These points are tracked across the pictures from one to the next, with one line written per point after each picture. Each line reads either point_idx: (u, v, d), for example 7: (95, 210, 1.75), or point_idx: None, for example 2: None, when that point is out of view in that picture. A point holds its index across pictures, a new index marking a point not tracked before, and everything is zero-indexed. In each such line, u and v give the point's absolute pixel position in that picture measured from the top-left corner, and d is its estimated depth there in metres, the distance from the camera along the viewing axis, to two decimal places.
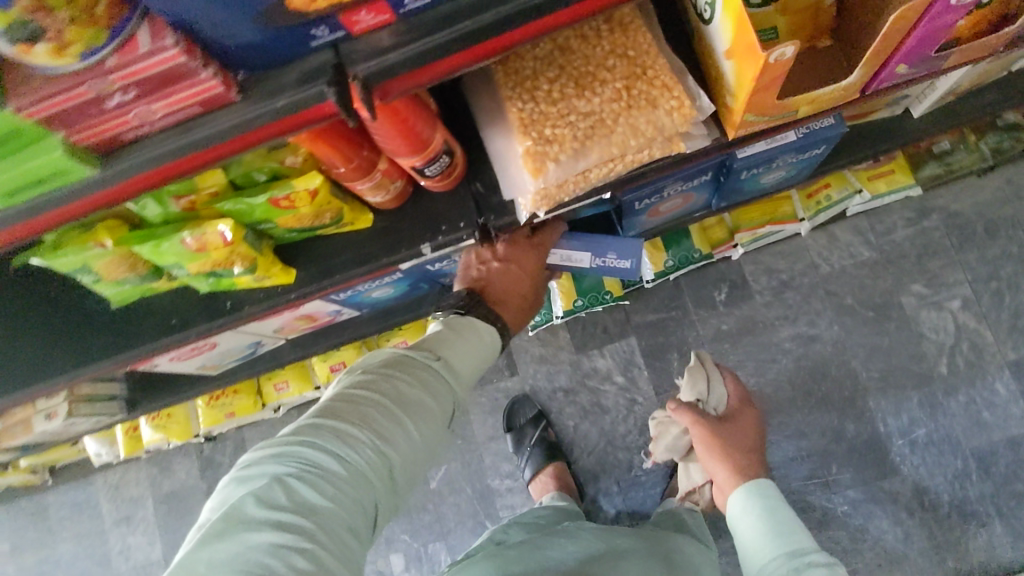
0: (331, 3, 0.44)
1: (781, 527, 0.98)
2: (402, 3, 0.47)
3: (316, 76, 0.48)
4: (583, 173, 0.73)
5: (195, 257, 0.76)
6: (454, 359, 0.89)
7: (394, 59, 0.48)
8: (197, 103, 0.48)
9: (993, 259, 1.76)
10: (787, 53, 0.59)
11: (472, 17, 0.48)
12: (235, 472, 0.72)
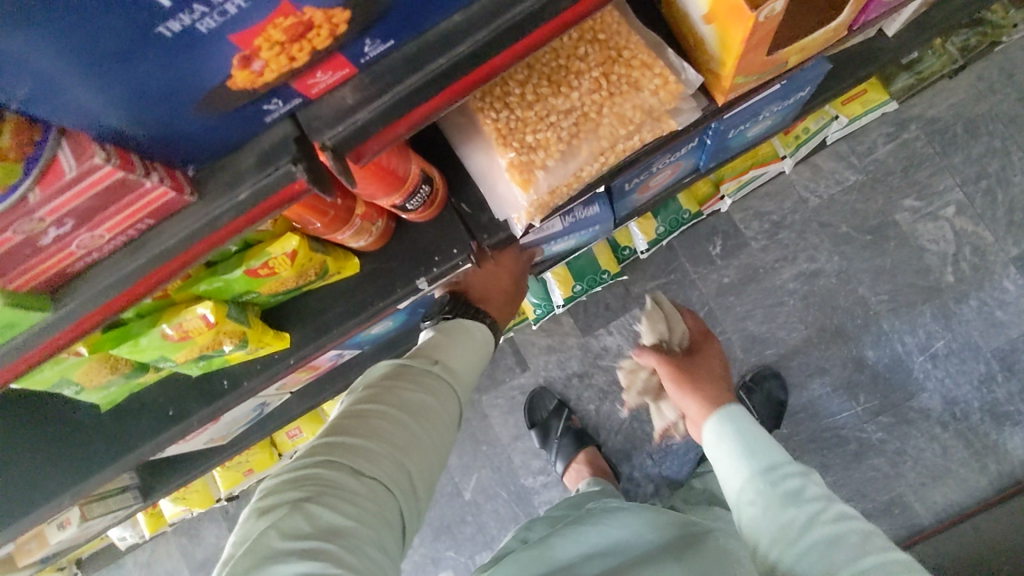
0: (279, 72, 0.37)
1: (754, 443, 0.96)
2: (361, 52, 0.40)
3: (278, 154, 0.42)
4: (574, 175, 0.68)
5: (180, 346, 0.70)
6: (452, 361, 0.88)
7: (365, 116, 0.42)
8: (148, 215, 0.41)
9: (979, 157, 1.71)
10: (778, 7, 0.53)
11: (441, 53, 0.41)
12: (250, 507, 0.68)
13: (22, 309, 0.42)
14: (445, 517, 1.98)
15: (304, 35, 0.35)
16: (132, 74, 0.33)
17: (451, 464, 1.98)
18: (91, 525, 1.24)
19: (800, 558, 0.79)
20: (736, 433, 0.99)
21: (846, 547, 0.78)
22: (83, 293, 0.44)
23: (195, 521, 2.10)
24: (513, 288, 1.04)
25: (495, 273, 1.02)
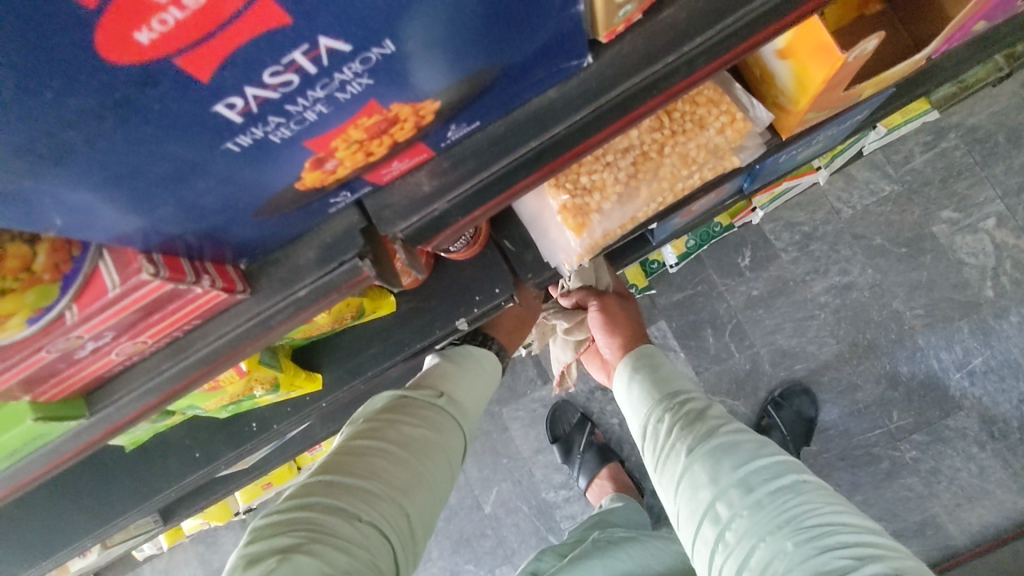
0: (351, 168, 0.34)
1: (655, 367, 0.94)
2: (442, 137, 0.35)
3: (342, 248, 0.38)
4: (631, 218, 0.63)
5: (209, 395, 0.66)
6: (457, 394, 0.83)
7: (443, 208, 0.38)
8: (194, 318, 0.38)
9: (1021, 168, 1.65)
10: (870, 47, 0.49)
11: (531, 137, 0.37)
12: (233, 555, 0.61)
13: (57, 419, 0.41)
14: (464, 530, 1.95)
15: (386, 130, 0.31)
16: (191, 190, 0.30)
17: (471, 477, 1.94)
18: (109, 550, 1.29)
19: (696, 463, 0.77)
20: (643, 365, 0.94)
21: (739, 452, 0.75)
22: (127, 389, 0.41)
23: (212, 530, 2.08)
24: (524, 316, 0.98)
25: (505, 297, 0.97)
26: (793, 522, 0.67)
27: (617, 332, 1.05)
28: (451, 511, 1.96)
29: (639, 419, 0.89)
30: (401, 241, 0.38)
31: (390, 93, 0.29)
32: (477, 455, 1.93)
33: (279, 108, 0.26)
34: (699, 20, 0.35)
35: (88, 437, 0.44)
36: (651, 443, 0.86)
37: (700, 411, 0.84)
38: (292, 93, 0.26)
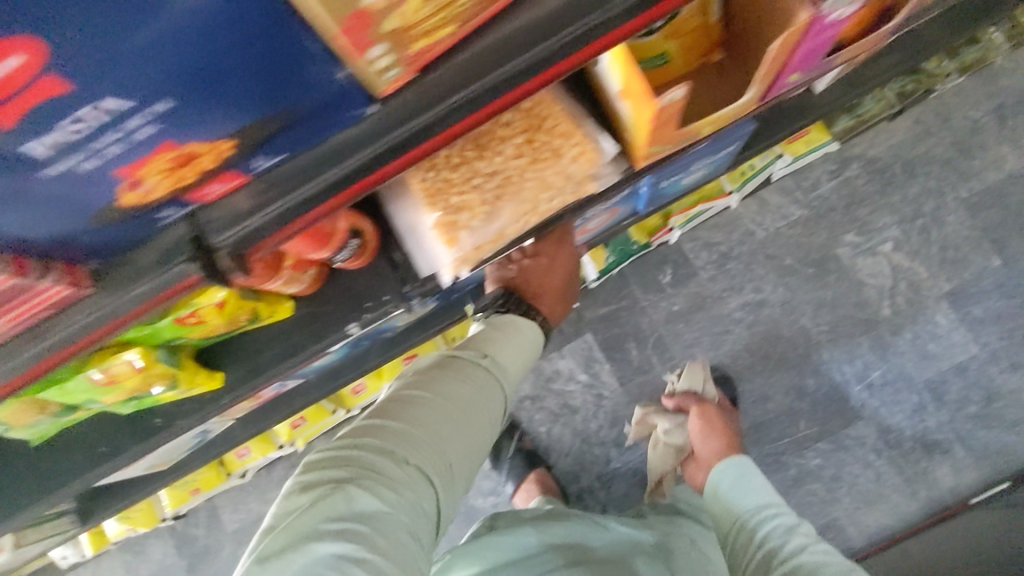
0: (167, 190, 0.41)
1: (754, 490, 1.12)
2: (251, 166, 0.43)
3: (173, 254, 0.46)
4: (499, 234, 0.71)
5: (108, 390, 0.71)
6: (500, 357, 0.89)
7: (257, 223, 0.46)
8: (46, 307, 0.45)
9: (915, 198, 1.80)
10: (679, 95, 0.58)
11: (333, 165, 0.44)
12: (292, 481, 0.69)
13: None
14: None
15: (191, 162, 0.39)
16: (29, 208, 0.37)
17: None
18: (24, 551, 1.30)
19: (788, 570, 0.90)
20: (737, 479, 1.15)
21: (827, 565, 0.88)
22: None
23: (141, 538, 2.09)
24: (556, 283, 1.06)
25: (550, 269, 1.05)
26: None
27: (711, 435, 1.57)
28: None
29: (737, 534, 1.06)
30: (226, 252, 0.46)
31: (184, 136, 0.37)
32: None
33: (93, 146, 0.34)
34: (484, 65, 0.42)
35: None
36: (748, 554, 1.00)
37: (790, 527, 0.99)
38: (92, 135, 0.33)
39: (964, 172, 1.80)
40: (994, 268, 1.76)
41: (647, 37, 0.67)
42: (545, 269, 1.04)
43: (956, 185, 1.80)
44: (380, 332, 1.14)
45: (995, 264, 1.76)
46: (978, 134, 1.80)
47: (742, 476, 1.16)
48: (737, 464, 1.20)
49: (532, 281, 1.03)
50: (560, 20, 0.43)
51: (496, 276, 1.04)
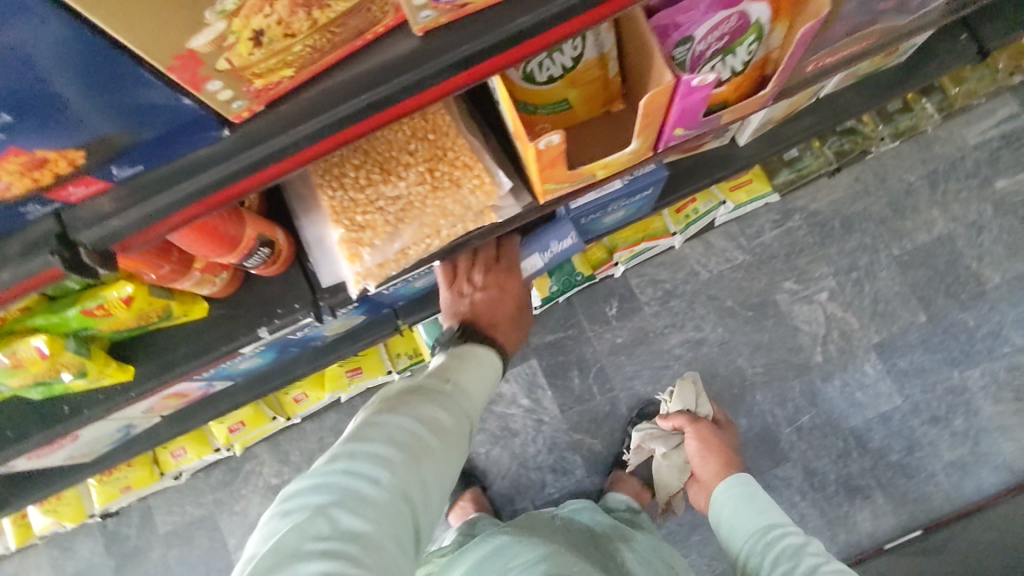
0: (27, 186, 0.44)
1: (762, 510, 1.10)
2: (109, 172, 0.46)
3: (39, 246, 0.48)
4: (401, 252, 0.77)
5: (13, 374, 0.74)
6: (468, 379, 0.87)
7: (119, 224, 0.48)
8: None
9: (850, 252, 1.89)
10: (554, 140, 0.65)
11: (188, 179, 0.48)
12: (269, 511, 0.64)
13: None
14: None
15: (42, 166, 0.42)
16: None
17: None
18: None
19: None
20: (740, 495, 1.14)
21: None
22: None
23: (71, 534, 2.07)
24: (508, 314, 1.07)
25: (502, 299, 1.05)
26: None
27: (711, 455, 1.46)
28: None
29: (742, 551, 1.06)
30: (85, 248, 0.48)
31: (29, 142, 0.40)
32: None
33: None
34: (339, 96, 0.47)
35: None
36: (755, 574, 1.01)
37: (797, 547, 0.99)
38: None
39: (897, 231, 1.89)
40: (920, 323, 1.85)
41: (545, 84, 0.74)
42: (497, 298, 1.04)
43: (890, 242, 1.89)
44: (309, 341, 1.18)
45: (922, 319, 1.85)
46: (912, 196, 1.90)
47: (746, 497, 1.14)
48: (744, 484, 1.18)
49: (484, 310, 1.03)
50: (405, 65, 0.47)
51: (451, 311, 1.04)
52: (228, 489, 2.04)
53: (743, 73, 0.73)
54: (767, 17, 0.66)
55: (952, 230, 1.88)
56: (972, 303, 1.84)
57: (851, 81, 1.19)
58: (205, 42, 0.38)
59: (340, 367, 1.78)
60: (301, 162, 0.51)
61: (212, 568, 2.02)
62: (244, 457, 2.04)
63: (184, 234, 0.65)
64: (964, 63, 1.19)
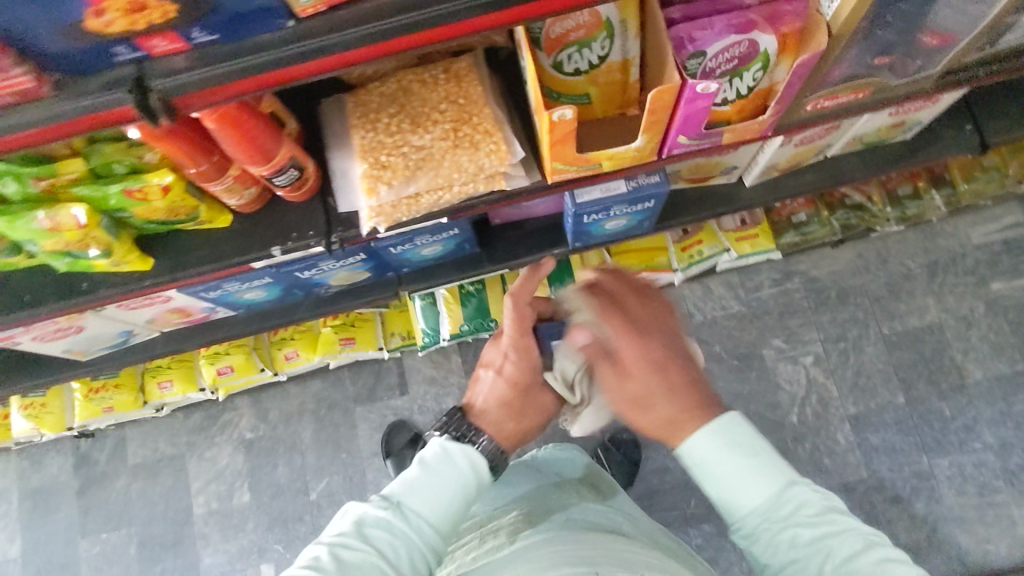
0: (123, 28, 0.48)
1: (755, 472, 0.65)
2: (193, 35, 0.51)
3: (117, 85, 0.52)
4: (414, 197, 0.84)
5: (48, 237, 0.82)
6: (441, 504, 0.75)
7: (186, 79, 0.52)
8: (9, 94, 0.50)
9: (841, 322, 1.91)
10: (567, 114, 0.73)
11: (250, 54, 0.53)
12: None
13: None
14: (284, 510, 1.99)
15: (143, 11, 0.47)
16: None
17: (307, 462, 2.02)
18: None
19: None
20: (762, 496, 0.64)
21: None
22: None
23: (44, 448, 2.10)
24: (524, 406, 0.97)
25: (513, 389, 0.97)
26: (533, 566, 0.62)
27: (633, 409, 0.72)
28: (278, 489, 2.00)
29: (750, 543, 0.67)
30: (156, 94, 0.52)
31: None
32: (318, 444, 2.02)
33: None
34: (392, 11, 0.53)
35: None
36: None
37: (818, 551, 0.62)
38: None
39: (890, 311, 1.91)
40: (897, 404, 1.84)
41: (571, 76, 0.82)
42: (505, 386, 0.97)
43: (882, 320, 1.90)
44: (313, 288, 1.26)
45: (899, 401, 1.84)
46: (909, 281, 1.92)
47: (731, 450, 0.66)
48: (734, 433, 0.67)
49: (490, 406, 0.96)
50: None
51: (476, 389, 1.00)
52: (202, 435, 2.07)
53: (748, 97, 0.81)
54: (775, 50, 0.74)
55: (942, 320, 1.88)
56: (951, 394, 1.83)
57: (856, 146, 1.28)
58: None
59: (334, 334, 1.82)
60: (341, 63, 0.56)
61: (171, 507, 2.03)
62: (223, 407, 2.07)
63: (223, 130, 0.73)
64: (965, 152, 1.28)
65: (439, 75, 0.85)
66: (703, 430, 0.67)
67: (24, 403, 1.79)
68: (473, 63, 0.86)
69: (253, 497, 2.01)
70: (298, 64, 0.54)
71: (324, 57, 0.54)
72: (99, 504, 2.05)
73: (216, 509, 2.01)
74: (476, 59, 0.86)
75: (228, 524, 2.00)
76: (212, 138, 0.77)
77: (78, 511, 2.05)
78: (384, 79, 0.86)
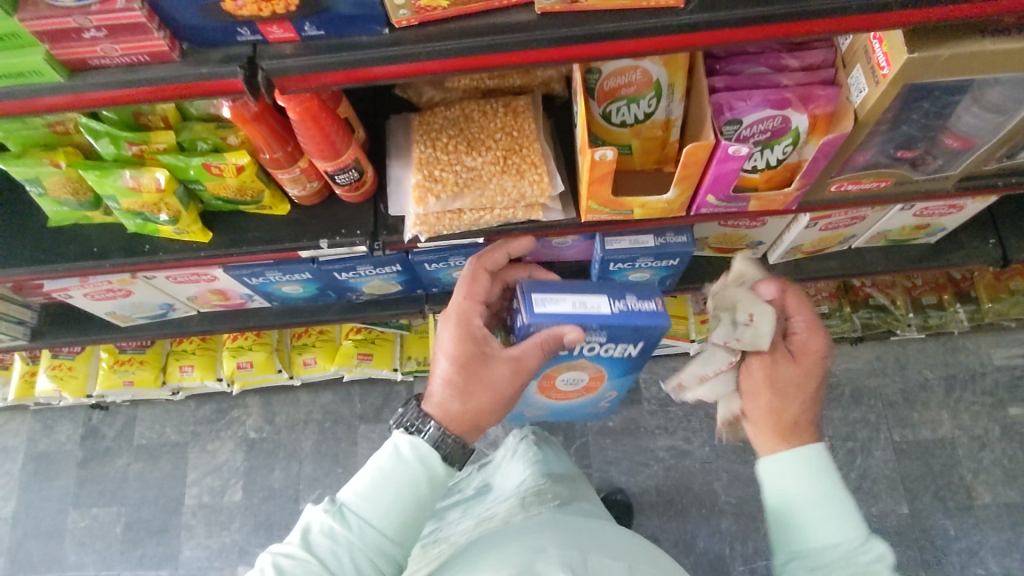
0: (252, 11, 0.59)
1: (828, 515, 0.72)
2: (303, 28, 0.61)
3: (234, 60, 0.62)
4: (457, 212, 0.92)
5: (129, 196, 0.91)
6: (396, 506, 0.70)
7: (289, 63, 0.63)
8: (145, 53, 0.61)
9: (852, 421, 1.77)
10: (608, 155, 0.80)
11: (346, 50, 0.62)
12: None
13: (48, 68, 0.60)
14: (272, 514, 1.86)
15: None
16: None
17: (302, 470, 1.89)
18: None
19: None
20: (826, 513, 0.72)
21: None
22: (91, 79, 0.62)
23: (58, 414, 2.01)
24: (475, 381, 0.79)
25: (473, 369, 0.80)
26: (528, 540, 0.68)
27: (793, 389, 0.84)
28: (270, 493, 1.88)
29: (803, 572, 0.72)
30: (262, 72, 0.63)
31: None
32: (319, 454, 1.91)
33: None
34: (470, 33, 0.62)
35: (46, 99, 0.63)
36: None
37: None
38: None
39: (902, 418, 1.77)
40: (900, 514, 1.68)
41: (617, 127, 0.90)
42: (461, 371, 0.80)
43: (894, 425, 1.77)
44: (346, 293, 1.34)
45: (903, 511, 1.68)
46: (925, 391, 1.79)
47: (814, 478, 0.74)
48: (815, 466, 0.75)
49: (443, 400, 0.78)
50: (517, 28, 0.62)
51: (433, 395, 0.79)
52: (209, 427, 1.96)
53: (778, 168, 0.87)
54: (805, 129, 0.81)
55: (955, 436, 1.74)
56: (957, 513, 1.67)
57: (880, 242, 1.33)
58: None
59: (354, 347, 1.84)
60: (418, 72, 0.64)
61: (165, 494, 1.90)
62: (234, 403, 1.98)
63: (303, 123, 0.80)
64: (987, 262, 1.32)
65: (499, 108, 0.94)
66: (800, 448, 0.76)
67: (52, 365, 1.81)
68: (531, 102, 0.95)
69: (245, 497, 1.88)
70: (383, 66, 0.64)
71: (406, 63, 0.63)
72: (96, 479, 1.93)
73: (207, 504, 1.88)
74: (534, 100, 0.95)
75: (215, 521, 1.86)
76: (291, 130, 0.87)
77: (76, 482, 1.92)
78: (449, 106, 0.96)
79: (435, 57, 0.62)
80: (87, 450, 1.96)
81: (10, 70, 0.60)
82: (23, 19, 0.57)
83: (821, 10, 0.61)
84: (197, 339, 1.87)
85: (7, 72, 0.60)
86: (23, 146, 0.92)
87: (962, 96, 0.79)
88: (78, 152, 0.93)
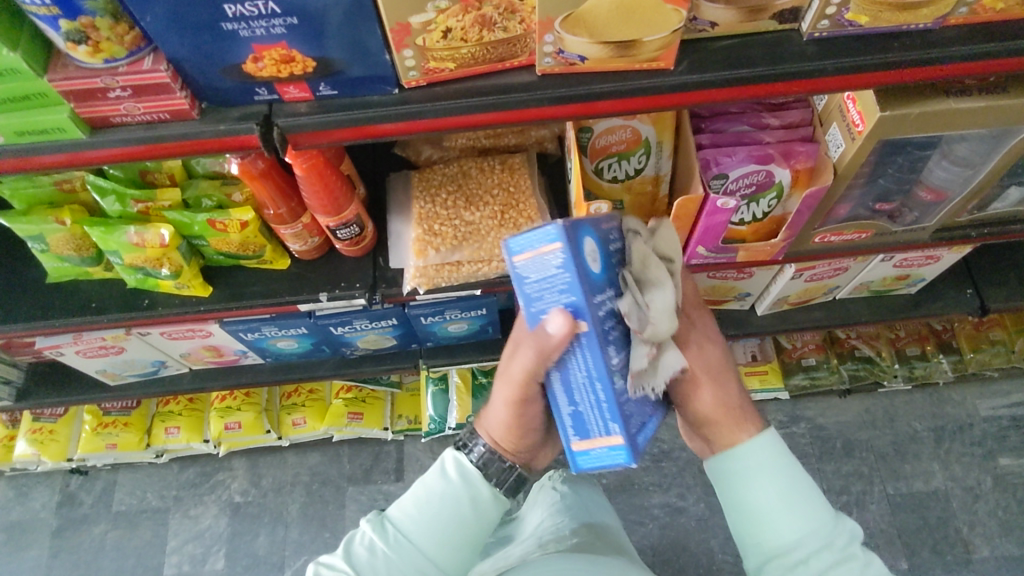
0: (272, 74, 0.63)
1: (793, 511, 0.66)
2: (318, 89, 0.65)
3: (251, 118, 0.66)
4: (456, 264, 0.96)
5: (133, 252, 0.93)
6: (443, 527, 0.69)
7: (304, 121, 0.66)
8: (167, 112, 0.65)
9: (845, 474, 1.76)
10: (603, 208, 0.84)
11: (357, 109, 0.66)
12: None
13: (72, 124, 0.63)
14: None
15: (289, 63, 0.62)
16: (194, 37, 0.59)
17: (287, 536, 1.82)
18: None
19: None
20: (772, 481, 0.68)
21: None
22: (111, 135, 0.66)
23: (34, 481, 1.93)
24: (538, 422, 0.75)
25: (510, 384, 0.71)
26: (543, 569, 0.71)
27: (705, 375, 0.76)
28: (254, 560, 1.80)
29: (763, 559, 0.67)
30: (277, 127, 0.66)
31: (294, 42, 0.60)
32: (305, 518, 1.84)
33: (250, 23, 0.58)
34: (473, 93, 0.66)
35: (71, 153, 0.67)
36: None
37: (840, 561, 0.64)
38: (256, 17, 0.57)
39: (895, 471, 1.76)
40: (900, 570, 1.65)
41: (610, 182, 0.94)
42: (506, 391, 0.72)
43: (888, 478, 1.75)
44: (340, 348, 1.34)
45: (902, 567, 1.65)
46: (915, 444, 1.79)
47: (773, 468, 0.68)
48: (769, 455, 0.69)
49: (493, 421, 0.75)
50: (518, 88, 0.66)
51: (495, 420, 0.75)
52: (192, 491, 1.90)
53: (762, 220, 0.91)
54: (788, 182, 0.86)
55: (949, 488, 1.73)
56: (956, 568, 1.65)
57: (863, 293, 1.37)
58: (418, 21, 0.59)
59: (344, 406, 1.83)
60: (424, 129, 0.68)
61: (142, 564, 1.82)
62: (219, 466, 1.92)
63: (308, 180, 0.84)
64: (967, 311, 1.37)
65: (496, 165, 0.98)
66: (750, 437, 0.71)
67: (31, 428, 1.76)
68: (526, 159, 0.99)
69: (228, 565, 1.80)
70: (392, 123, 0.67)
71: (412, 119, 0.67)
72: (70, 549, 1.84)
73: (187, 574, 1.80)
74: (530, 156, 0.99)
75: None
76: (296, 187, 0.90)
77: (49, 553, 1.84)
78: (448, 163, 1.00)
79: (441, 114, 0.66)
80: (62, 518, 1.88)
81: (35, 126, 0.63)
82: (51, 80, 0.60)
83: (801, 72, 0.66)
84: (185, 400, 1.83)
85: (32, 128, 0.63)
86: (29, 203, 0.94)
87: (931, 151, 0.85)
88: (84, 209, 0.95)
